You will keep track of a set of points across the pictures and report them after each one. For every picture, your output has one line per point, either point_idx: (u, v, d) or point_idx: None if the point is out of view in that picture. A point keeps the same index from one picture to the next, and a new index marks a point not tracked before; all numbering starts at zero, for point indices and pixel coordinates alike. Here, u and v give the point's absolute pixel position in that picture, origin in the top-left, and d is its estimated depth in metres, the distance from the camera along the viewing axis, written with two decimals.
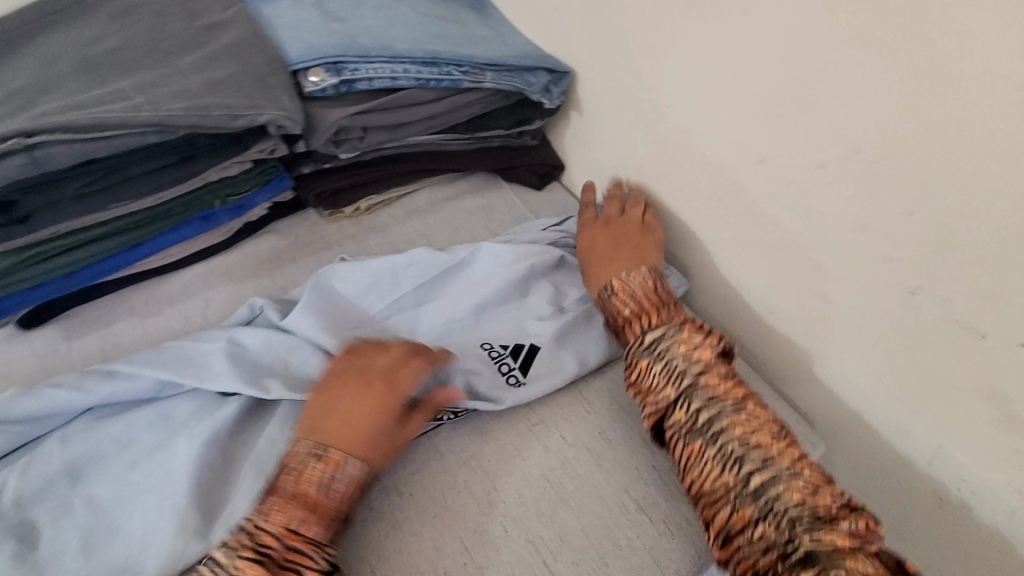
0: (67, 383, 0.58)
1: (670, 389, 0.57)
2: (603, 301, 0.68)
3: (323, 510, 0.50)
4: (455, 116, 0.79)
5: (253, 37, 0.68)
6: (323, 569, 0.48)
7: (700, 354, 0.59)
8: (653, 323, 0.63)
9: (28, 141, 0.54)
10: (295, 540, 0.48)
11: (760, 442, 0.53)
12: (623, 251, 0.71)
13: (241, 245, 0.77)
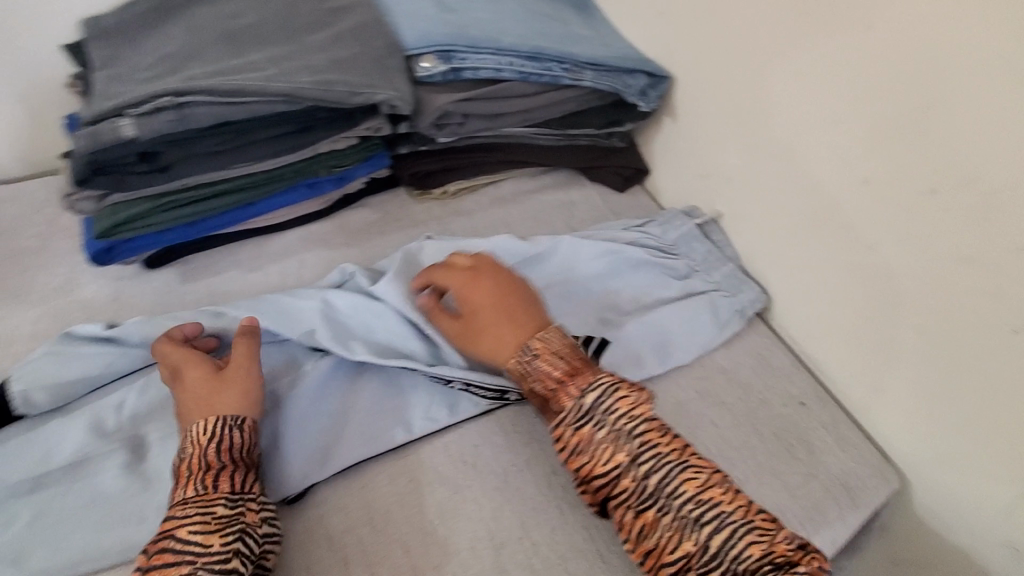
0: (182, 317, 0.64)
1: (617, 457, 0.53)
2: (523, 366, 0.58)
3: (194, 472, 0.51)
4: (551, 110, 0.81)
5: (374, 21, 0.73)
6: (226, 525, 0.48)
7: (640, 412, 0.54)
8: (586, 381, 0.56)
9: (178, 99, 0.61)
10: (189, 513, 0.48)
11: (712, 498, 0.51)
12: (519, 310, 0.62)
13: (338, 215, 0.83)
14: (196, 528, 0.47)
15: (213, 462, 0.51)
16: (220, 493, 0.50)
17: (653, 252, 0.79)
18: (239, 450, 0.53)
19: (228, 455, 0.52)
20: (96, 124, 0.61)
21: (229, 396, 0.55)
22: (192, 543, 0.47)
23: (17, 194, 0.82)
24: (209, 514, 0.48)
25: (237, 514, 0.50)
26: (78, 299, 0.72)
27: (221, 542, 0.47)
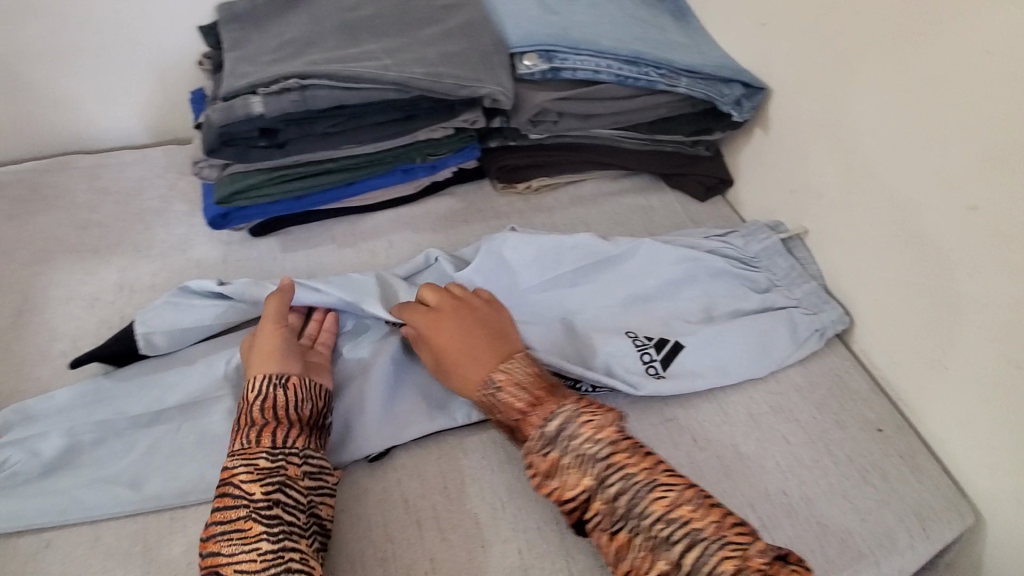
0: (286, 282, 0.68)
1: (585, 481, 0.52)
2: (488, 399, 0.58)
3: (242, 427, 0.54)
4: (643, 114, 0.83)
5: (481, 18, 0.76)
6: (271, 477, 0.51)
7: (605, 435, 0.53)
8: (549, 409, 0.55)
9: (302, 82, 0.66)
10: (241, 466, 0.52)
11: (682, 517, 0.50)
12: (479, 341, 0.61)
13: (426, 201, 0.87)
14: (244, 479, 0.51)
15: (258, 418, 0.55)
16: (264, 447, 0.53)
17: (735, 264, 0.79)
18: (283, 406, 0.56)
19: (272, 410, 0.55)
20: (228, 101, 0.66)
21: (263, 354, 0.59)
22: (240, 491, 0.50)
23: (144, 158, 0.90)
24: (254, 466, 0.52)
25: (280, 467, 0.52)
26: (191, 258, 0.79)
27: (265, 492, 0.50)
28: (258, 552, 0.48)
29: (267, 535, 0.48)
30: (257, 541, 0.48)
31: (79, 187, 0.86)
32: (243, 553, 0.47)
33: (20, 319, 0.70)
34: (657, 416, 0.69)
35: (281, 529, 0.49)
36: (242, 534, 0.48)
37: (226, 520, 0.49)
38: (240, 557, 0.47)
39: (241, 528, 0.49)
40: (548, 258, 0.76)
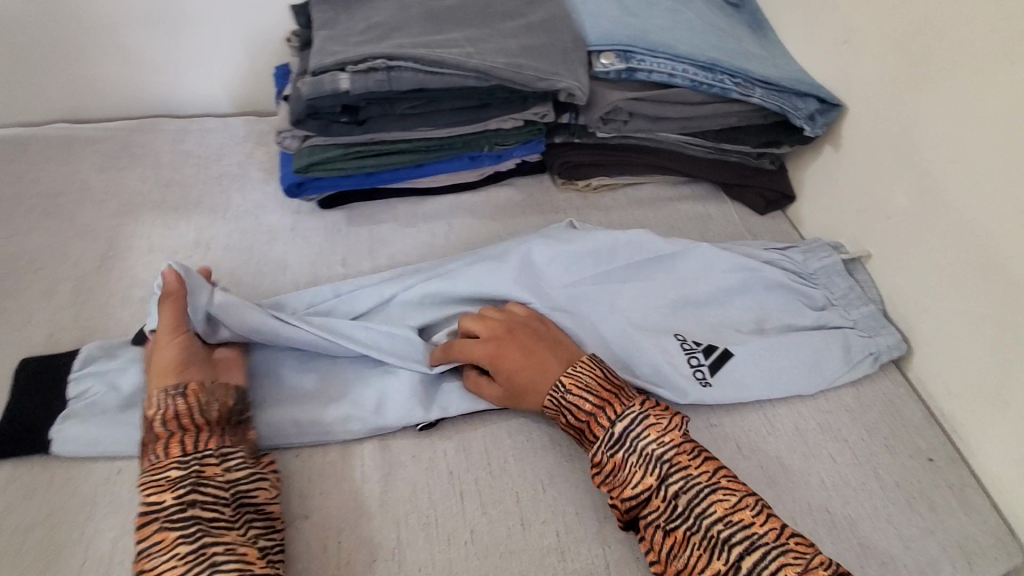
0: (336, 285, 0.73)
1: (648, 478, 0.54)
2: (557, 401, 0.60)
3: (148, 445, 0.53)
4: (713, 121, 0.83)
5: (562, 15, 0.77)
6: (186, 481, 0.51)
7: (670, 437, 0.56)
8: (618, 410, 0.57)
9: (390, 63, 0.69)
10: (150, 479, 0.51)
11: (741, 520, 0.51)
12: (540, 347, 0.63)
13: (487, 190, 0.89)
14: (155, 492, 0.51)
15: (161, 432, 0.54)
16: (176, 455, 0.52)
17: (792, 278, 0.78)
18: (183, 414, 0.54)
19: (173, 421, 0.54)
20: (317, 75, 0.69)
21: (161, 367, 0.57)
22: (154, 501, 0.50)
23: (226, 126, 0.95)
24: (163, 476, 0.51)
25: (195, 470, 0.52)
26: (263, 223, 0.83)
27: (178, 497, 0.50)
28: (176, 554, 0.47)
29: (183, 537, 0.48)
30: (172, 544, 0.48)
31: (164, 147, 0.91)
32: (162, 559, 0.47)
33: (105, 264, 0.75)
34: (702, 420, 0.69)
35: (196, 528, 0.49)
36: (160, 542, 0.48)
37: (143, 534, 0.48)
38: (160, 564, 0.47)
39: (157, 538, 0.48)
40: (602, 254, 0.76)
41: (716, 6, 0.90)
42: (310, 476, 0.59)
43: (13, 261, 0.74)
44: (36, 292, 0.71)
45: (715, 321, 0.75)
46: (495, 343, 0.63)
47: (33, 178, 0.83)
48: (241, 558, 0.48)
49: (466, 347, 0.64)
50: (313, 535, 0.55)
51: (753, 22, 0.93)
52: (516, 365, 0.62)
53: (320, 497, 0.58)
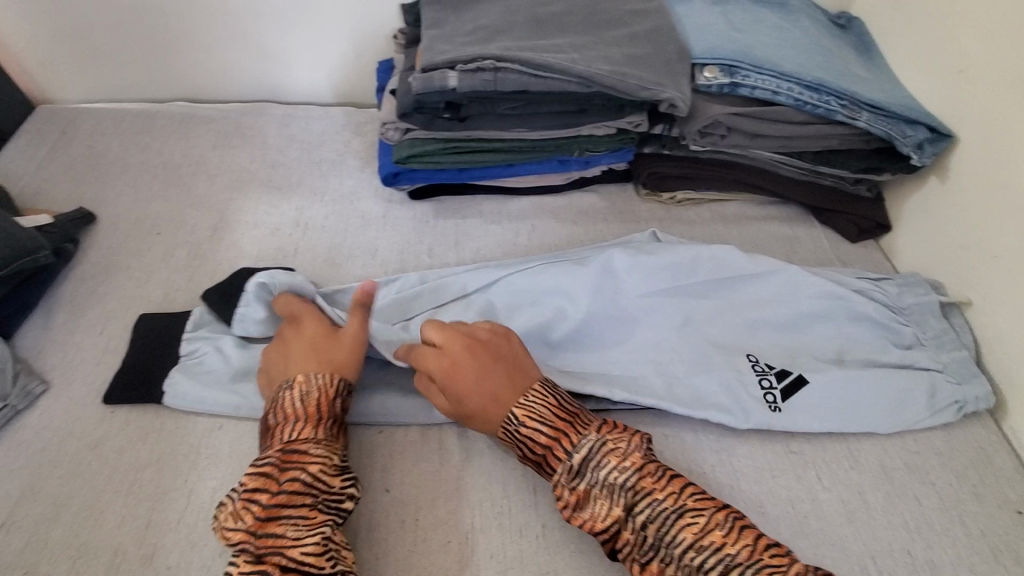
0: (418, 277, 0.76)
1: (614, 510, 0.52)
2: (511, 436, 0.57)
3: (313, 418, 0.54)
4: (813, 142, 0.81)
5: (667, 27, 0.77)
6: (342, 471, 0.52)
7: (630, 461, 0.53)
8: (573, 440, 0.55)
9: (496, 64, 0.71)
10: (305, 453, 0.52)
11: (712, 542, 0.49)
12: (496, 372, 0.59)
13: (572, 194, 0.91)
14: (319, 469, 0.51)
15: (327, 415, 0.55)
16: (338, 444, 0.54)
17: (880, 310, 0.75)
18: (335, 404, 0.56)
19: (338, 409, 0.56)
20: (427, 71, 0.72)
21: (325, 349, 0.59)
22: (311, 478, 0.50)
23: (327, 115, 1.00)
24: (333, 459, 0.52)
25: (349, 463, 0.54)
26: (357, 209, 0.87)
27: (340, 485, 0.51)
28: (322, 540, 0.48)
29: (331, 526, 0.49)
30: (322, 527, 0.49)
31: (271, 130, 0.96)
32: (311, 539, 0.48)
33: (215, 235, 0.81)
34: (780, 446, 0.67)
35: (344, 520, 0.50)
36: (309, 520, 0.49)
37: (292, 506, 0.49)
38: (307, 543, 0.47)
39: (309, 515, 0.49)
40: (683, 267, 0.76)
41: (823, 26, 0.88)
42: (392, 452, 0.62)
43: (136, 224, 0.80)
44: (155, 255, 0.77)
45: (799, 346, 0.73)
46: (447, 362, 0.60)
47: (157, 151, 0.91)
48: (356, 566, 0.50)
49: (423, 358, 0.61)
50: (391, 510, 0.58)
51: (861, 45, 0.91)
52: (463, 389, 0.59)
53: (400, 475, 0.61)
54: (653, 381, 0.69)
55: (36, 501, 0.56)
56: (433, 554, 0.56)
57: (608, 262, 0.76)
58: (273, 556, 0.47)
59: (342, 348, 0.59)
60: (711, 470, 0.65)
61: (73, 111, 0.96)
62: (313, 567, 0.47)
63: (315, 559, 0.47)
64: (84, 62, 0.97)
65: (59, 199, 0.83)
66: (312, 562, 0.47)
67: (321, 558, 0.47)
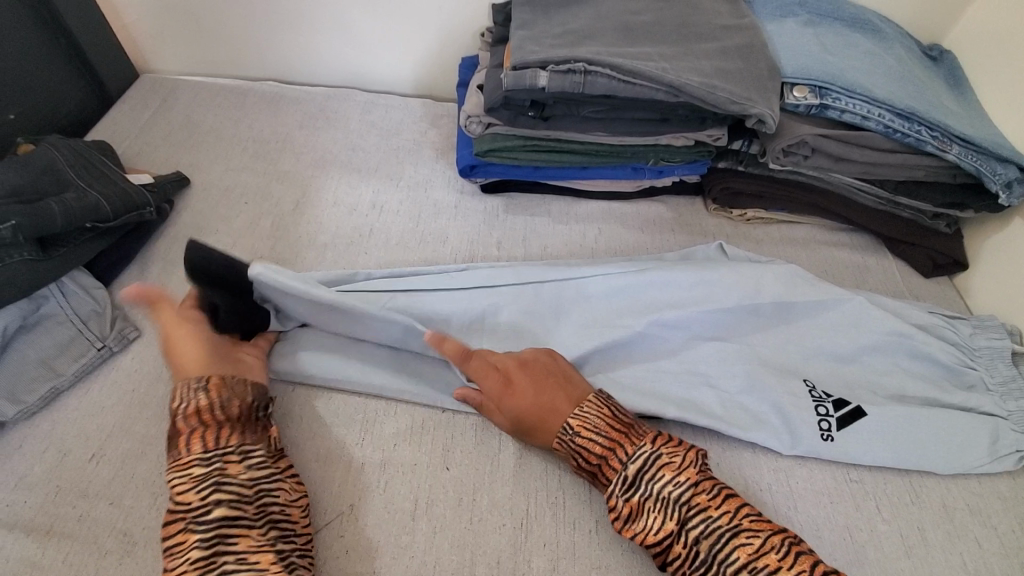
0: (484, 267, 0.77)
1: (669, 524, 0.52)
2: (565, 445, 0.58)
3: (173, 441, 0.54)
4: (897, 171, 0.80)
5: (758, 44, 0.77)
6: (201, 480, 0.51)
7: (685, 476, 0.53)
8: (628, 450, 0.55)
9: (587, 67, 0.72)
10: (174, 477, 0.52)
11: (767, 565, 0.49)
12: (551, 384, 0.61)
13: (640, 202, 0.91)
14: (180, 491, 0.51)
15: (185, 426, 0.54)
16: (196, 455, 0.53)
17: (949, 349, 0.72)
18: (205, 409, 0.55)
19: (188, 417, 0.55)
20: (518, 69, 0.73)
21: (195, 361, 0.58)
22: (179, 506, 0.51)
23: (406, 106, 1.03)
24: (187, 478, 0.51)
25: (214, 470, 0.52)
26: (431, 197, 0.89)
27: (198, 500, 0.50)
28: (191, 562, 0.47)
29: (201, 544, 0.48)
30: (190, 551, 0.48)
31: (353, 116, 1.00)
32: (182, 562, 0.48)
33: (298, 209, 0.84)
34: (840, 473, 0.66)
35: (218, 531, 0.49)
36: (181, 547, 0.49)
37: (167, 537, 0.49)
38: (179, 569, 0.47)
39: (181, 540, 0.49)
40: (748, 291, 0.73)
41: (915, 56, 0.86)
42: (453, 433, 0.64)
43: (226, 192, 0.85)
44: (242, 223, 0.81)
45: (867, 374, 0.71)
46: (504, 375, 0.62)
47: (246, 125, 0.95)
48: (257, 567, 0.48)
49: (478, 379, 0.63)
50: (450, 487, 0.60)
51: (951, 79, 0.88)
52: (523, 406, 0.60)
53: (459, 454, 0.62)
54: (712, 398, 0.68)
55: (124, 437, 0.59)
56: (488, 534, 0.57)
57: (673, 275, 0.74)
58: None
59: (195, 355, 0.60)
60: (767, 488, 0.64)
61: (172, 82, 1.02)
62: None
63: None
64: (187, 38, 1.03)
65: (157, 163, 0.89)
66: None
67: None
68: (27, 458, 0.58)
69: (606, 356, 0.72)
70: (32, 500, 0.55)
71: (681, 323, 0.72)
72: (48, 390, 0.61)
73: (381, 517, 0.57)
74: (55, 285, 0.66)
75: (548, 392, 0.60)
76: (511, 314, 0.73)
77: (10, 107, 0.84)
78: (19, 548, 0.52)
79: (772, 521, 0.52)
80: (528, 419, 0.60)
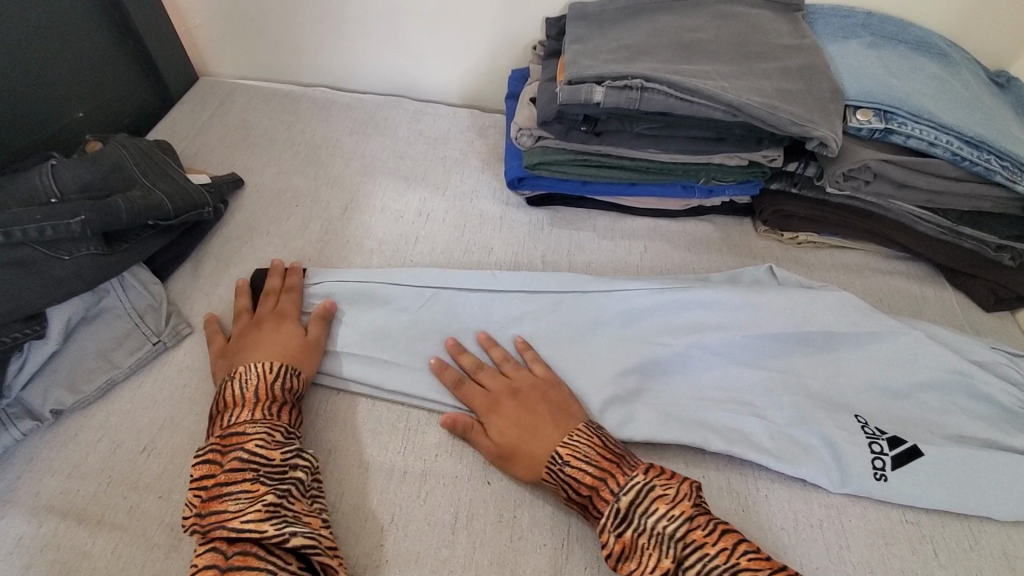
0: (520, 277, 0.75)
1: (662, 561, 0.50)
2: (555, 476, 0.56)
3: (252, 402, 0.58)
4: (962, 201, 0.77)
5: (820, 65, 0.76)
6: (281, 444, 0.56)
7: (680, 509, 0.52)
8: (619, 481, 0.54)
9: (644, 83, 0.71)
10: (247, 431, 0.55)
11: None
12: (539, 411, 0.61)
13: (687, 220, 0.90)
14: (255, 445, 0.54)
15: (278, 396, 0.59)
16: (281, 422, 0.58)
17: (1014, 389, 0.68)
18: (288, 392, 0.61)
19: (274, 388, 0.59)
20: (575, 84, 0.72)
21: (276, 350, 0.63)
22: (256, 457, 0.54)
23: (454, 115, 1.04)
24: (271, 435, 0.55)
25: (292, 440, 0.57)
26: (476, 208, 0.89)
27: (280, 459, 0.54)
28: (263, 505, 0.50)
29: (274, 493, 0.51)
30: (263, 496, 0.51)
31: (402, 124, 1.01)
32: (251, 507, 0.50)
33: (346, 213, 0.85)
34: (895, 513, 0.63)
35: (288, 486, 0.53)
36: (249, 492, 0.51)
37: (234, 482, 0.52)
38: (248, 510, 0.50)
39: (250, 488, 0.51)
40: (797, 317, 0.70)
41: (983, 82, 0.83)
42: None
43: (277, 195, 0.87)
44: (292, 225, 0.83)
45: (926, 410, 0.68)
46: (495, 393, 0.63)
47: (299, 130, 0.97)
48: (312, 527, 0.51)
49: (470, 392, 0.64)
50: (490, 502, 0.59)
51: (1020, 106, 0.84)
52: (507, 422, 0.61)
53: (501, 469, 0.61)
54: (760, 429, 0.66)
55: (174, 432, 0.61)
56: (528, 553, 0.56)
57: (717, 296, 0.72)
58: (217, 529, 0.49)
59: (296, 353, 0.64)
60: (817, 525, 0.62)
61: (229, 86, 1.04)
62: (254, 533, 0.48)
63: (258, 524, 0.49)
64: (244, 43, 1.06)
65: (213, 164, 0.91)
66: (254, 527, 0.48)
67: (264, 523, 0.49)
68: (83, 447, 0.59)
69: (651, 375, 0.70)
70: (85, 489, 0.57)
71: (726, 347, 0.70)
72: (104, 381, 0.63)
73: (421, 528, 0.57)
74: (116, 279, 0.68)
75: (538, 415, 0.60)
76: (551, 320, 0.72)
77: (79, 106, 0.87)
78: (72, 537, 0.53)
79: (772, 559, 0.50)
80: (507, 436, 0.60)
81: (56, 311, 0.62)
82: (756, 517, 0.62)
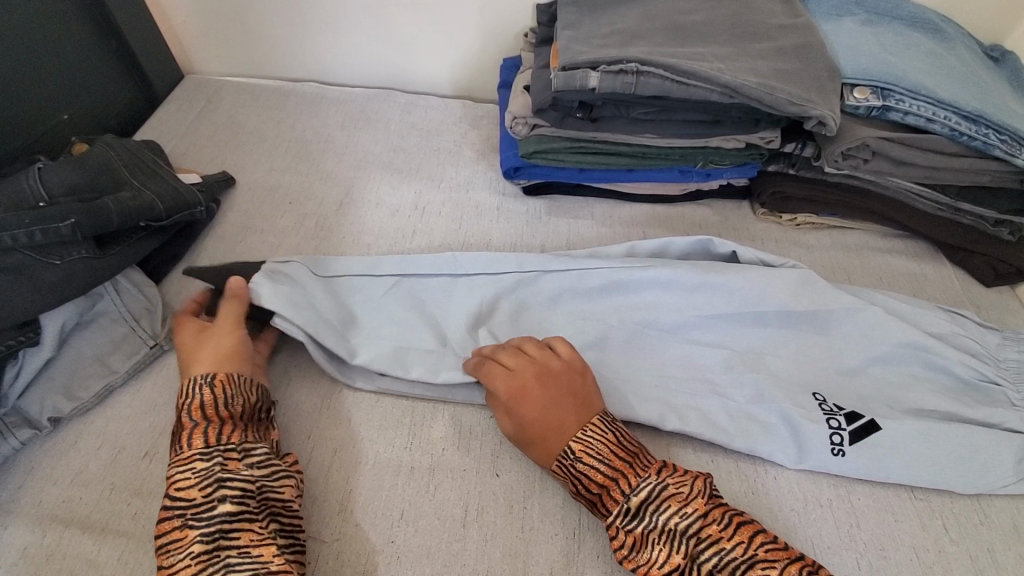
0: (525, 262, 0.72)
1: (674, 558, 0.50)
2: (566, 469, 0.55)
3: (177, 434, 0.55)
4: (961, 176, 0.77)
5: (815, 44, 0.75)
6: (201, 477, 0.51)
7: (692, 507, 0.51)
8: (631, 483, 0.53)
9: (639, 67, 0.70)
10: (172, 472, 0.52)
11: None
12: (561, 401, 0.58)
13: (685, 205, 0.89)
14: (180, 485, 0.51)
15: (188, 421, 0.55)
16: (196, 449, 0.53)
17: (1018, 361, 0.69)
18: (207, 405, 0.56)
19: (187, 412, 0.55)
20: (568, 69, 0.71)
21: (192, 353, 0.60)
22: (181, 500, 0.51)
23: (446, 106, 1.02)
24: (188, 471, 0.52)
25: (214, 465, 0.52)
26: (472, 199, 0.88)
27: (201, 497, 0.50)
28: (195, 557, 0.48)
29: (201, 541, 0.49)
30: (190, 546, 0.48)
31: (394, 116, 0.99)
32: (181, 561, 0.48)
33: (341, 209, 0.84)
34: (903, 490, 0.63)
35: (216, 527, 0.49)
36: (178, 542, 0.49)
37: (163, 534, 0.50)
38: (178, 565, 0.48)
39: (180, 537, 0.49)
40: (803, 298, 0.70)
41: (977, 56, 0.83)
42: (500, 439, 0.63)
43: (269, 193, 0.85)
44: (286, 223, 0.82)
45: (934, 388, 0.68)
46: (519, 376, 0.60)
47: (289, 126, 0.96)
48: (260, 562, 0.48)
49: (494, 371, 0.61)
50: (500, 494, 0.59)
51: (1016, 79, 0.83)
52: (525, 413, 0.58)
53: (508, 461, 0.61)
54: (718, 408, 0.65)
55: None
56: (540, 543, 0.56)
57: (725, 281, 0.70)
58: None
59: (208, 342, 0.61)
60: (827, 504, 0.62)
61: (216, 83, 1.03)
62: None
63: None
64: (230, 39, 1.04)
65: (203, 163, 0.89)
66: None
67: None
68: (83, 454, 0.58)
69: (655, 358, 0.69)
70: (89, 496, 0.56)
71: (732, 330, 0.70)
72: (102, 388, 0.62)
73: (431, 523, 0.57)
74: (110, 283, 0.67)
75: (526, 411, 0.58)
76: (552, 307, 0.72)
77: (64, 107, 0.86)
78: (77, 545, 0.53)
79: (791, 548, 0.51)
80: (527, 428, 0.58)
81: (49, 317, 0.61)
82: (766, 499, 0.62)
